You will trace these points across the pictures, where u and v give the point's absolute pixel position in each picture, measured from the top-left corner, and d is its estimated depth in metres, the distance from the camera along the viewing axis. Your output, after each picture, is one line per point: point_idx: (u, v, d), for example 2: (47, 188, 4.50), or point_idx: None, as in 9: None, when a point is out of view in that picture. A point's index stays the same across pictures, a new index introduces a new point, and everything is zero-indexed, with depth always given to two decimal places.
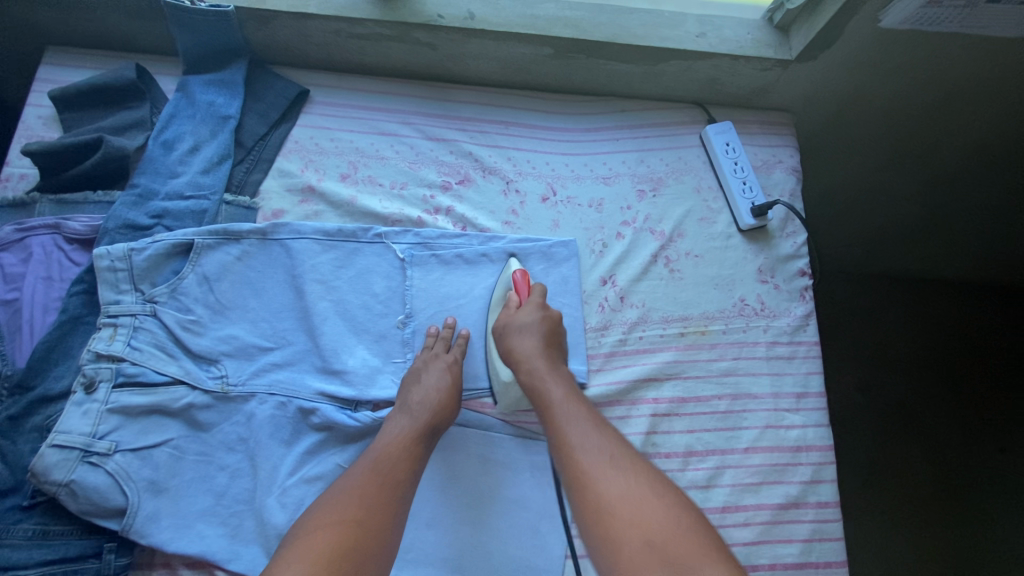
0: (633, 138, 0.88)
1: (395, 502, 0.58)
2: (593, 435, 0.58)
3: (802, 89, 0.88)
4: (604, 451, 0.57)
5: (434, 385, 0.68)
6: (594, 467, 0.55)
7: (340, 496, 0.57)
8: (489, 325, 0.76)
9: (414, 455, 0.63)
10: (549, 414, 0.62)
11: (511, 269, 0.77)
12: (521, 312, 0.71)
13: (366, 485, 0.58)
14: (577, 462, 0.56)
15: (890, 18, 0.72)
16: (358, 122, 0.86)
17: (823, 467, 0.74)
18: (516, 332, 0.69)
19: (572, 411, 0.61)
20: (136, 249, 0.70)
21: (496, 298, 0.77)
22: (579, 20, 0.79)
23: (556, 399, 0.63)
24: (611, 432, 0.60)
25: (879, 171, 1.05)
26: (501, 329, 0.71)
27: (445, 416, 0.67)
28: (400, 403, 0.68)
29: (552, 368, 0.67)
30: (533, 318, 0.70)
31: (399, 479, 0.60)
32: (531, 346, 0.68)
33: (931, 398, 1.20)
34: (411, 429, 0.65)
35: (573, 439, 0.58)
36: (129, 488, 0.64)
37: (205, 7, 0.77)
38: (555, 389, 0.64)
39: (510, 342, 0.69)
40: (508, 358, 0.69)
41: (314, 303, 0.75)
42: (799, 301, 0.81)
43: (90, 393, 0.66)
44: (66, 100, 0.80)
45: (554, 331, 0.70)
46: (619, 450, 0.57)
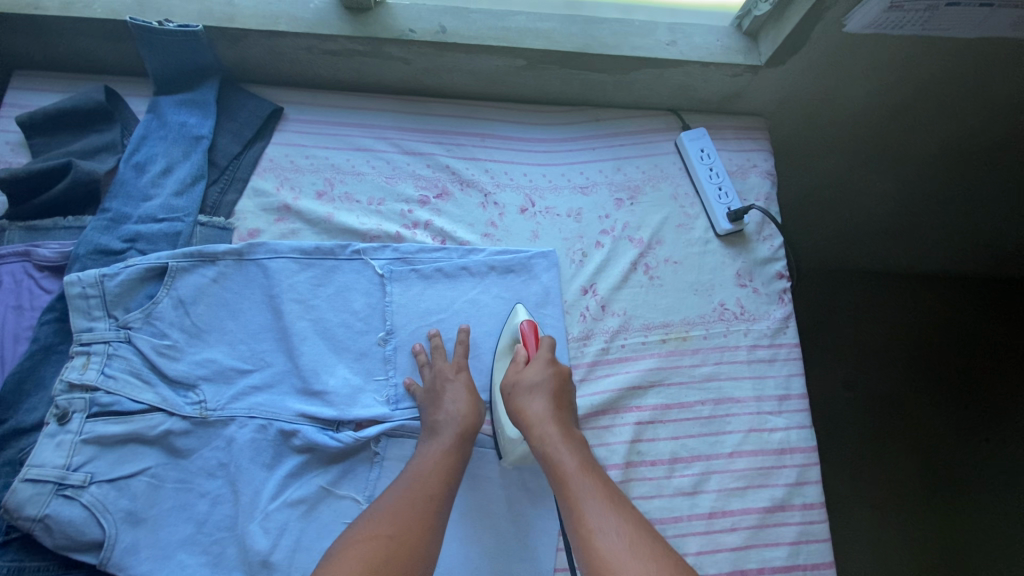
0: (610, 146, 0.89)
1: (432, 518, 0.58)
2: (610, 516, 0.56)
3: (773, 93, 0.89)
4: (622, 534, 0.55)
5: (455, 398, 0.69)
6: (615, 555, 0.53)
7: (374, 516, 0.57)
8: (497, 376, 0.74)
9: (451, 471, 0.63)
10: (564, 490, 0.60)
11: (518, 319, 0.75)
12: (529, 369, 0.68)
13: (400, 501, 0.58)
14: (596, 550, 0.54)
15: (854, 23, 0.73)
16: (333, 139, 0.86)
17: (807, 469, 0.74)
18: (525, 392, 0.67)
19: (588, 488, 0.59)
20: (108, 275, 0.69)
21: (503, 347, 0.75)
22: (550, 31, 0.80)
23: (569, 471, 0.60)
24: (626, 509, 0.58)
25: (852, 172, 1.07)
26: (508, 388, 0.69)
27: (473, 428, 0.68)
28: (428, 420, 0.68)
29: (565, 435, 0.64)
30: (542, 376, 0.67)
31: (434, 493, 0.60)
32: (542, 408, 0.65)
33: (916, 392, 1.21)
34: (442, 444, 0.65)
35: (590, 523, 0.56)
36: (106, 520, 0.62)
37: (173, 27, 0.76)
38: (568, 459, 0.62)
39: (520, 404, 0.66)
40: (518, 417, 0.66)
41: (293, 323, 0.74)
42: (778, 304, 0.82)
43: (63, 424, 0.65)
44: (33, 125, 0.78)
45: (563, 389, 0.68)
46: (638, 534, 0.55)
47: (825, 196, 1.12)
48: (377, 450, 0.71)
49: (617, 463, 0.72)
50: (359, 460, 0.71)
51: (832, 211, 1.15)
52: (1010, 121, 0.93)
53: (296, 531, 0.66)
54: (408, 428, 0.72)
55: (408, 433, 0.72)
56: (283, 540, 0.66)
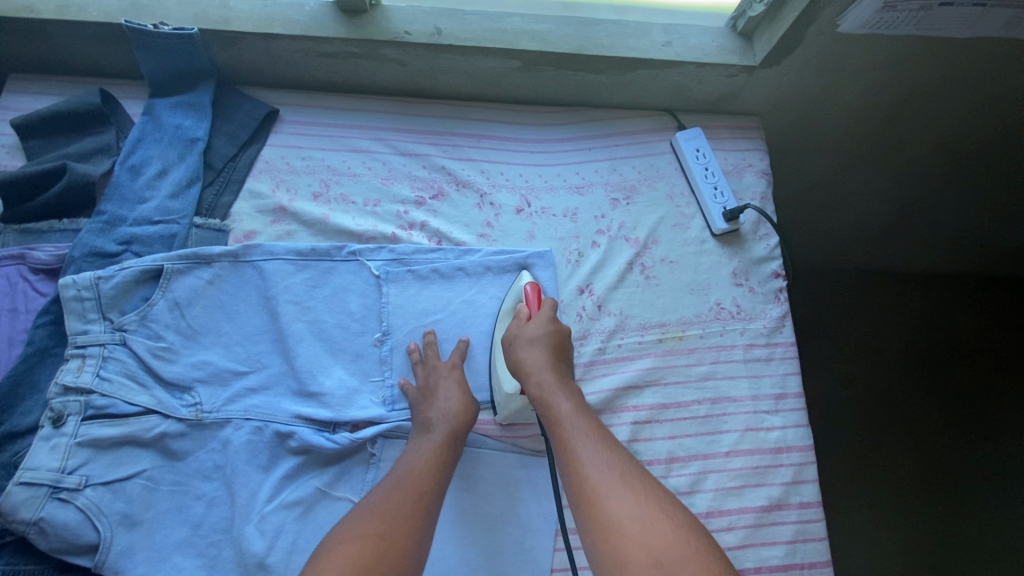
0: (605, 147, 0.89)
1: (420, 515, 0.58)
2: (602, 453, 0.57)
3: (768, 93, 0.89)
4: (613, 469, 0.56)
5: (447, 396, 0.69)
6: (606, 486, 0.54)
7: (362, 514, 0.56)
8: (497, 335, 0.75)
9: (440, 466, 0.63)
10: (557, 429, 0.61)
11: (522, 281, 0.76)
12: (530, 325, 0.69)
13: (389, 498, 0.58)
14: (587, 482, 0.55)
15: (848, 24, 0.73)
16: (329, 140, 0.86)
17: (804, 468, 0.74)
18: (525, 344, 0.67)
19: (581, 428, 0.60)
20: (103, 277, 0.69)
21: (506, 308, 0.76)
22: (545, 33, 0.80)
23: (563, 413, 0.61)
24: (617, 448, 0.59)
25: (846, 171, 1.07)
26: (509, 340, 0.69)
27: (464, 426, 0.67)
28: (419, 419, 0.68)
29: (561, 382, 0.65)
30: (542, 330, 0.68)
31: (424, 490, 0.60)
32: (540, 358, 0.65)
33: (914, 390, 1.21)
34: (432, 442, 0.65)
35: (582, 458, 0.57)
36: (102, 523, 0.62)
37: (168, 30, 0.76)
38: (562, 403, 0.62)
39: (519, 355, 0.66)
40: (515, 368, 0.67)
41: (289, 324, 0.74)
42: (774, 303, 0.82)
43: (58, 427, 0.65)
44: (29, 128, 0.78)
45: (563, 345, 0.68)
46: (628, 470, 0.56)
47: (820, 195, 1.12)
48: (373, 451, 0.71)
49: None
50: (356, 462, 0.70)
51: (827, 210, 1.16)
52: (1006, 116, 0.92)
53: (292, 533, 0.66)
54: (404, 429, 0.71)
55: (405, 434, 0.72)
56: (280, 542, 0.65)
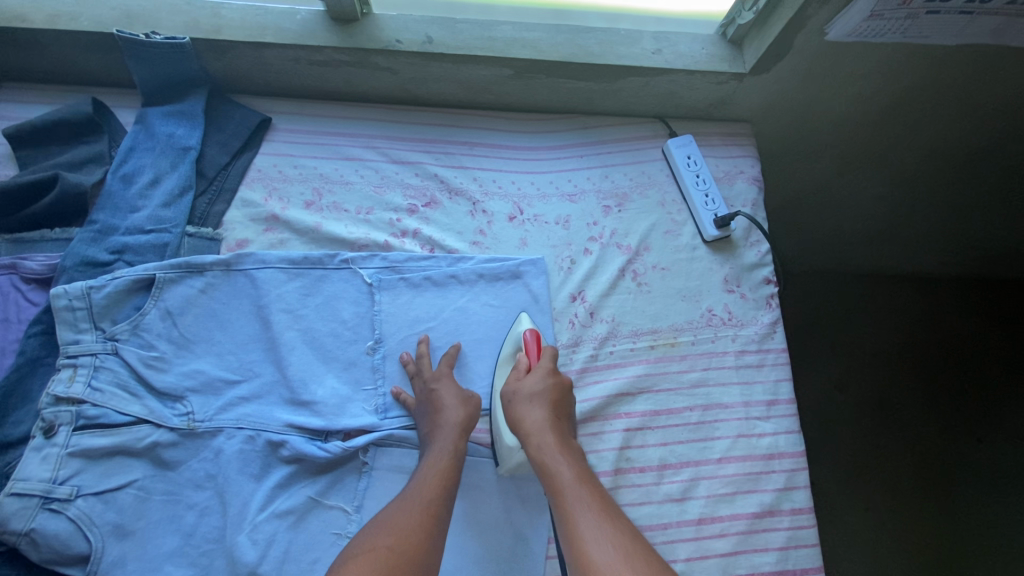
0: (597, 154, 0.89)
1: (432, 527, 0.58)
2: (604, 527, 0.56)
3: (758, 100, 0.89)
4: (615, 545, 0.54)
5: (448, 403, 0.69)
6: (609, 565, 0.52)
7: (374, 529, 0.57)
8: (497, 384, 0.74)
9: (450, 478, 0.63)
10: (558, 499, 0.59)
11: (522, 326, 0.75)
12: (530, 377, 0.68)
13: (397, 513, 0.58)
14: (588, 558, 0.53)
15: (836, 30, 0.73)
16: (321, 149, 0.86)
17: (796, 474, 0.74)
18: (525, 400, 0.66)
19: (583, 499, 0.58)
20: (95, 287, 0.69)
21: (505, 355, 0.75)
22: (536, 41, 0.80)
23: (565, 481, 0.60)
24: (620, 523, 0.57)
25: (839, 176, 1.07)
26: (508, 397, 0.68)
27: (466, 430, 0.68)
28: (424, 430, 0.68)
29: (562, 444, 0.64)
30: (542, 385, 0.67)
31: (433, 501, 0.60)
32: (541, 417, 0.65)
33: (907, 393, 1.22)
34: (439, 451, 0.65)
35: (584, 533, 0.55)
36: (93, 533, 0.62)
37: (160, 39, 0.76)
38: (564, 470, 0.61)
39: (520, 412, 0.66)
40: (515, 426, 0.66)
41: (281, 333, 0.74)
42: (765, 309, 0.82)
43: (49, 437, 0.65)
44: (21, 138, 0.78)
45: (563, 399, 0.68)
46: (631, 546, 0.54)
47: (813, 200, 1.13)
48: (366, 459, 0.71)
49: (606, 470, 0.72)
50: (348, 470, 0.71)
51: (820, 215, 1.16)
52: (995, 119, 0.93)
53: (285, 542, 0.66)
54: (396, 437, 0.72)
55: (397, 442, 0.72)
56: (272, 551, 0.65)
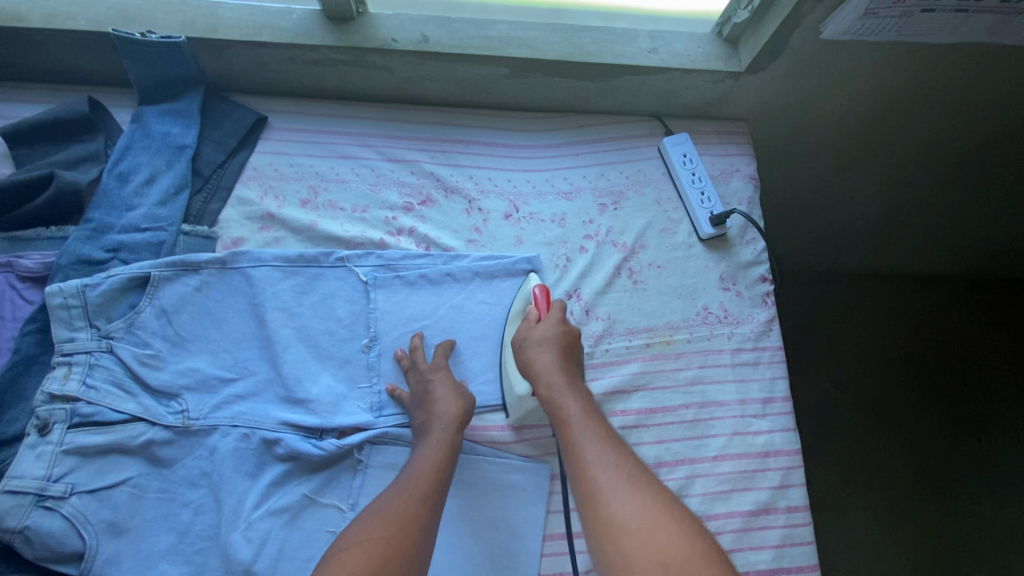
0: (593, 152, 0.89)
1: (426, 517, 0.57)
2: (609, 453, 0.56)
3: (754, 99, 0.89)
4: (618, 468, 0.54)
5: (443, 397, 0.69)
6: (610, 488, 0.52)
7: (369, 518, 0.56)
8: (506, 336, 0.76)
9: (443, 470, 0.63)
10: (565, 430, 0.60)
11: (532, 284, 0.77)
12: (540, 327, 0.70)
13: (394, 502, 0.58)
14: (590, 479, 0.54)
15: (831, 29, 0.73)
16: (317, 147, 0.86)
17: (791, 472, 0.74)
18: (535, 345, 0.67)
19: (588, 428, 0.58)
20: (90, 285, 0.69)
21: (516, 311, 0.76)
22: (531, 40, 0.80)
23: (571, 414, 0.60)
24: (624, 449, 0.57)
25: (836, 175, 1.07)
26: (519, 342, 0.70)
27: (460, 424, 0.68)
28: (418, 425, 0.68)
29: (570, 383, 0.64)
30: (552, 332, 0.68)
31: (427, 492, 0.60)
32: (548, 360, 0.66)
33: (905, 391, 1.22)
34: (433, 445, 0.65)
35: (587, 456, 0.56)
36: (87, 531, 0.62)
37: (155, 38, 0.76)
38: (570, 403, 0.62)
39: (530, 356, 0.67)
40: (525, 369, 0.67)
41: (276, 331, 0.74)
42: (761, 307, 0.82)
43: (44, 435, 0.65)
44: (17, 136, 0.78)
45: (572, 347, 0.68)
46: (634, 470, 0.54)
47: (809, 199, 1.13)
48: (360, 457, 0.71)
49: None
50: (343, 468, 0.71)
51: (817, 214, 1.16)
52: (993, 117, 0.93)
53: (279, 540, 0.66)
54: (391, 435, 0.71)
55: (392, 440, 0.72)
56: (266, 549, 0.65)
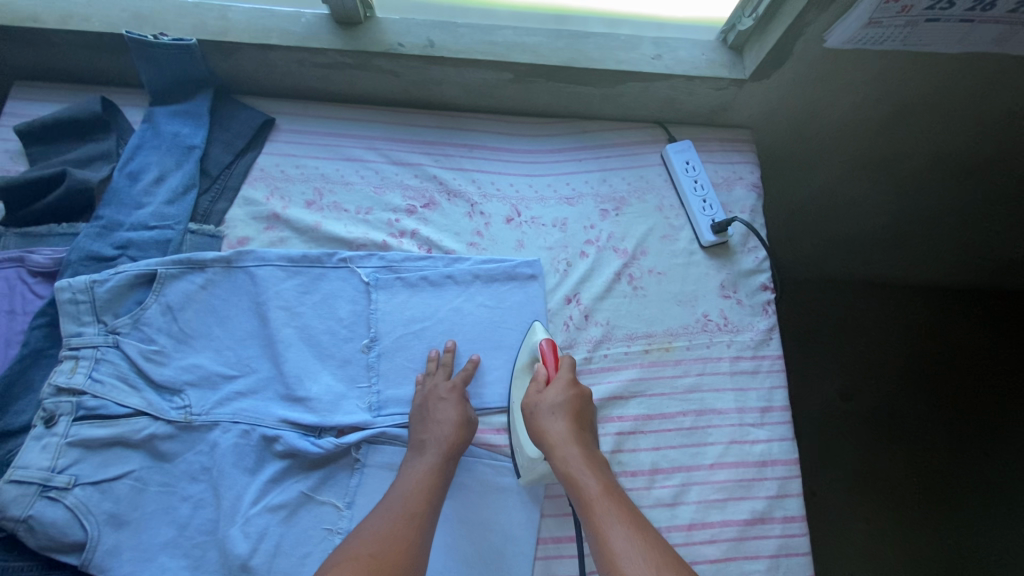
0: (596, 158, 0.90)
1: (415, 538, 0.59)
2: (633, 537, 0.56)
3: (759, 107, 0.89)
4: (648, 559, 0.54)
5: (443, 420, 0.69)
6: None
7: (358, 538, 0.58)
8: (516, 397, 0.74)
9: (433, 491, 0.64)
10: (588, 512, 0.60)
11: (537, 335, 0.75)
12: (551, 390, 0.69)
13: (382, 521, 0.59)
14: (620, 574, 0.54)
15: (835, 38, 0.73)
16: (323, 149, 0.87)
17: (788, 482, 0.74)
18: (547, 413, 0.66)
19: (611, 511, 0.59)
20: (98, 281, 0.70)
21: (522, 364, 0.75)
22: (536, 46, 0.81)
23: (592, 494, 0.61)
24: (649, 531, 0.57)
25: (844, 182, 1.06)
26: (530, 408, 0.69)
27: (458, 447, 0.68)
28: (414, 441, 0.69)
29: (587, 457, 0.64)
30: (563, 396, 0.68)
31: (417, 513, 0.61)
32: (563, 431, 0.65)
33: (911, 404, 1.20)
34: (426, 463, 0.66)
35: (615, 547, 0.56)
36: (89, 522, 0.63)
37: (167, 41, 0.78)
38: (591, 482, 0.62)
39: (542, 426, 0.66)
40: (539, 439, 0.66)
41: (278, 330, 0.75)
42: (762, 316, 0.82)
43: (50, 427, 0.66)
44: (31, 134, 0.80)
45: (583, 411, 0.68)
46: (661, 555, 0.55)
47: (816, 207, 1.12)
48: (358, 456, 0.71)
49: None
50: (340, 467, 0.71)
51: (824, 222, 1.16)
52: (1001, 130, 0.92)
53: (277, 536, 0.67)
54: (389, 435, 0.72)
55: (389, 439, 0.72)
56: (263, 544, 0.66)
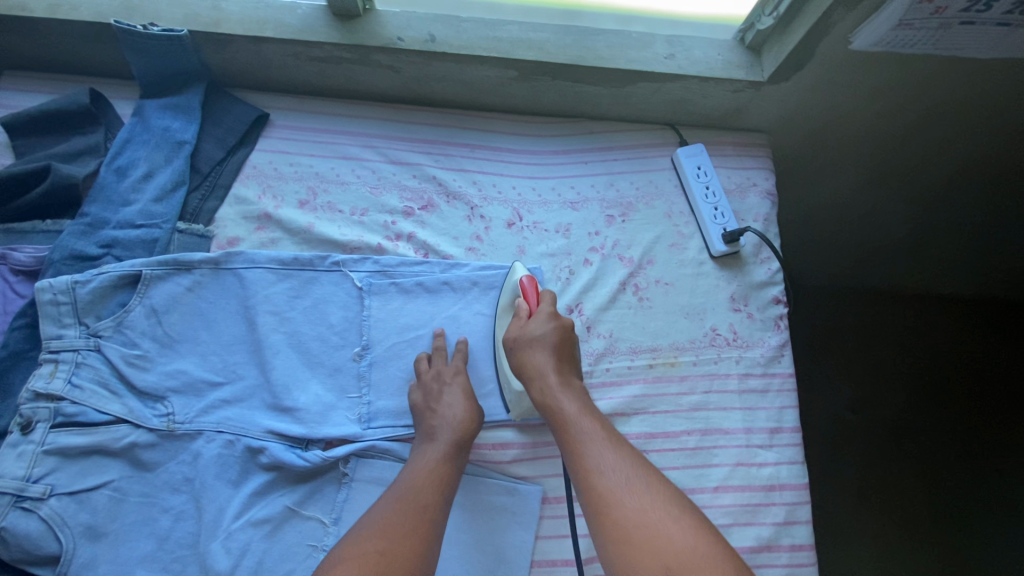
0: (603, 161, 0.86)
1: (428, 528, 0.56)
2: (608, 453, 0.57)
3: (776, 111, 0.85)
4: (623, 474, 0.55)
5: (450, 403, 0.67)
6: (613, 490, 0.53)
7: (364, 531, 0.55)
8: (498, 334, 0.73)
9: (444, 479, 0.61)
10: (564, 433, 0.60)
11: (517, 273, 0.73)
12: (533, 322, 0.67)
13: (391, 513, 0.56)
14: (593, 487, 0.54)
15: (861, 40, 0.68)
16: (319, 147, 0.84)
17: (797, 508, 0.70)
18: (527, 345, 0.65)
19: (587, 429, 0.59)
20: (80, 282, 0.67)
21: (505, 304, 0.74)
22: (542, 42, 0.77)
23: (569, 415, 0.61)
24: (624, 447, 0.58)
25: (864, 187, 1.02)
26: (510, 344, 0.67)
27: (470, 435, 0.66)
28: (422, 429, 0.66)
29: (566, 385, 0.63)
30: (545, 329, 0.66)
31: (429, 504, 0.58)
32: (544, 360, 0.64)
33: (924, 417, 1.15)
34: (436, 451, 0.63)
35: (590, 462, 0.56)
36: (64, 534, 0.61)
37: (157, 31, 0.74)
38: (568, 404, 0.62)
39: (522, 357, 0.65)
40: (520, 371, 0.66)
41: (266, 336, 0.72)
42: (773, 331, 0.78)
43: (27, 433, 0.64)
44: (18, 127, 0.78)
45: (566, 341, 0.66)
46: (634, 470, 0.55)
47: (832, 212, 1.08)
48: (346, 470, 0.69)
49: None
50: (328, 480, 0.69)
51: (840, 228, 1.12)
52: None
53: (259, 552, 0.64)
54: (379, 448, 0.69)
55: (379, 453, 0.69)
56: (245, 561, 0.63)
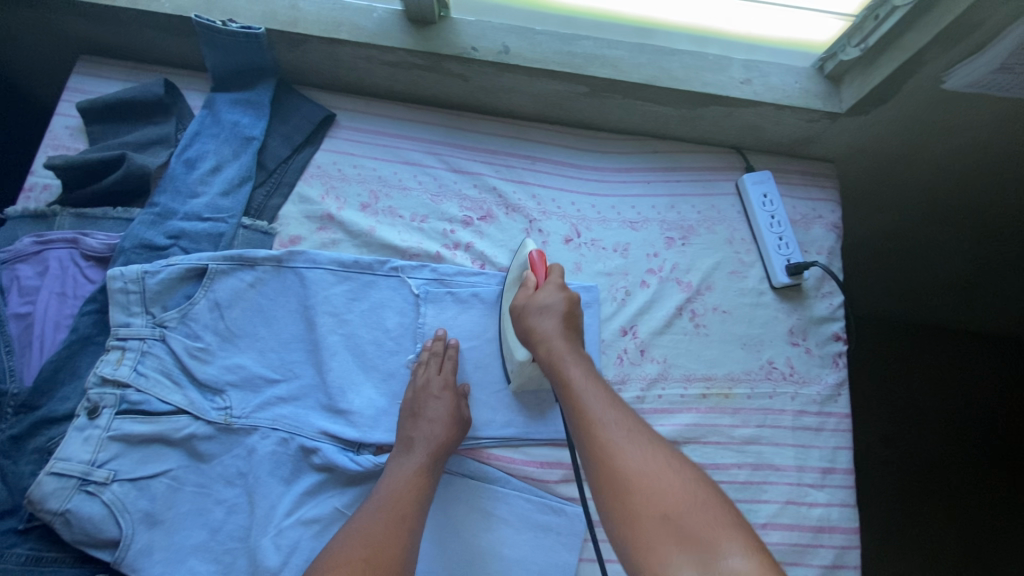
0: (664, 182, 0.85)
1: (404, 542, 0.58)
2: (610, 412, 0.55)
3: (846, 143, 0.83)
4: (626, 431, 0.53)
5: (433, 419, 0.66)
6: (615, 445, 0.52)
7: (346, 538, 0.57)
8: (505, 304, 0.73)
9: (423, 489, 0.63)
10: (566, 391, 0.58)
11: (526, 249, 0.71)
12: (541, 292, 0.65)
13: (372, 523, 0.58)
14: (596, 439, 0.53)
15: (955, 81, 0.67)
16: (383, 150, 0.84)
17: (846, 552, 0.69)
18: (536, 313, 0.64)
19: (592, 390, 0.57)
20: (149, 272, 0.69)
21: (512, 277, 0.73)
22: (616, 60, 0.76)
23: (572, 375, 0.58)
24: (626, 407, 0.56)
25: (926, 224, 0.99)
26: (517, 310, 0.66)
27: (449, 447, 0.67)
28: (403, 436, 0.66)
29: (573, 348, 0.62)
30: (555, 298, 0.65)
31: (408, 514, 0.60)
32: (551, 326, 0.63)
33: (958, 457, 1.12)
34: (416, 462, 0.64)
35: (593, 418, 0.54)
36: (124, 520, 0.62)
37: (235, 28, 0.75)
38: (572, 367, 0.59)
39: (530, 323, 0.64)
40: (527, 337, 0.64)
41: (324, 336, 0.73)
42: (832, 368, 0.76)
43: (93, 418, 0.65)
44: (94, 113, 0.79)
45: (575, 314, 0.65)
46: (637, 428, 0.54)
47: (892, 245, 1.06)
48: None
49: None
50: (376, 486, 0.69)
51: (901, 264, 1.09)
52: None
53: (308, 551, 0.65)
54: None
55: None
56: (294, 558, 0.64)
